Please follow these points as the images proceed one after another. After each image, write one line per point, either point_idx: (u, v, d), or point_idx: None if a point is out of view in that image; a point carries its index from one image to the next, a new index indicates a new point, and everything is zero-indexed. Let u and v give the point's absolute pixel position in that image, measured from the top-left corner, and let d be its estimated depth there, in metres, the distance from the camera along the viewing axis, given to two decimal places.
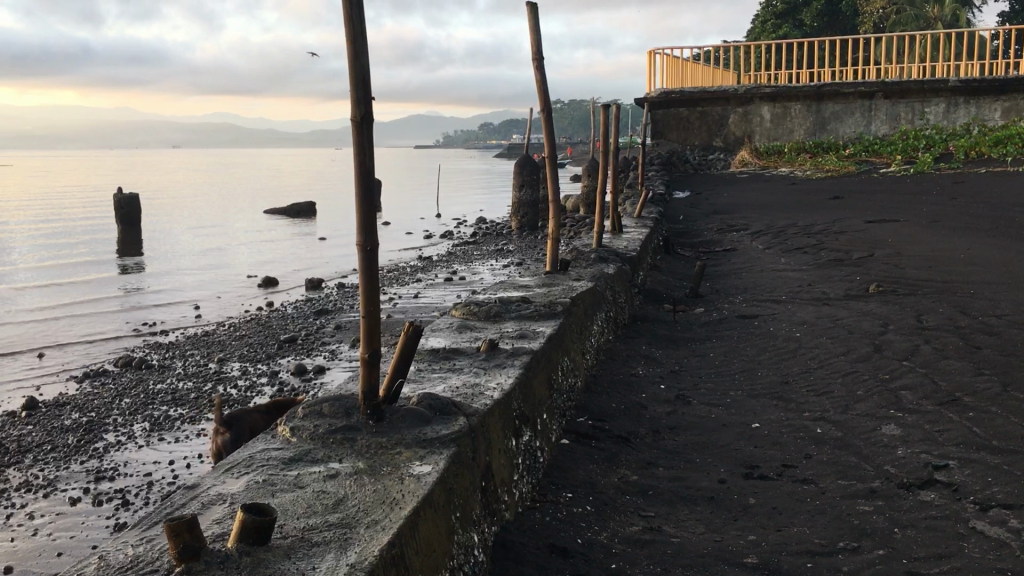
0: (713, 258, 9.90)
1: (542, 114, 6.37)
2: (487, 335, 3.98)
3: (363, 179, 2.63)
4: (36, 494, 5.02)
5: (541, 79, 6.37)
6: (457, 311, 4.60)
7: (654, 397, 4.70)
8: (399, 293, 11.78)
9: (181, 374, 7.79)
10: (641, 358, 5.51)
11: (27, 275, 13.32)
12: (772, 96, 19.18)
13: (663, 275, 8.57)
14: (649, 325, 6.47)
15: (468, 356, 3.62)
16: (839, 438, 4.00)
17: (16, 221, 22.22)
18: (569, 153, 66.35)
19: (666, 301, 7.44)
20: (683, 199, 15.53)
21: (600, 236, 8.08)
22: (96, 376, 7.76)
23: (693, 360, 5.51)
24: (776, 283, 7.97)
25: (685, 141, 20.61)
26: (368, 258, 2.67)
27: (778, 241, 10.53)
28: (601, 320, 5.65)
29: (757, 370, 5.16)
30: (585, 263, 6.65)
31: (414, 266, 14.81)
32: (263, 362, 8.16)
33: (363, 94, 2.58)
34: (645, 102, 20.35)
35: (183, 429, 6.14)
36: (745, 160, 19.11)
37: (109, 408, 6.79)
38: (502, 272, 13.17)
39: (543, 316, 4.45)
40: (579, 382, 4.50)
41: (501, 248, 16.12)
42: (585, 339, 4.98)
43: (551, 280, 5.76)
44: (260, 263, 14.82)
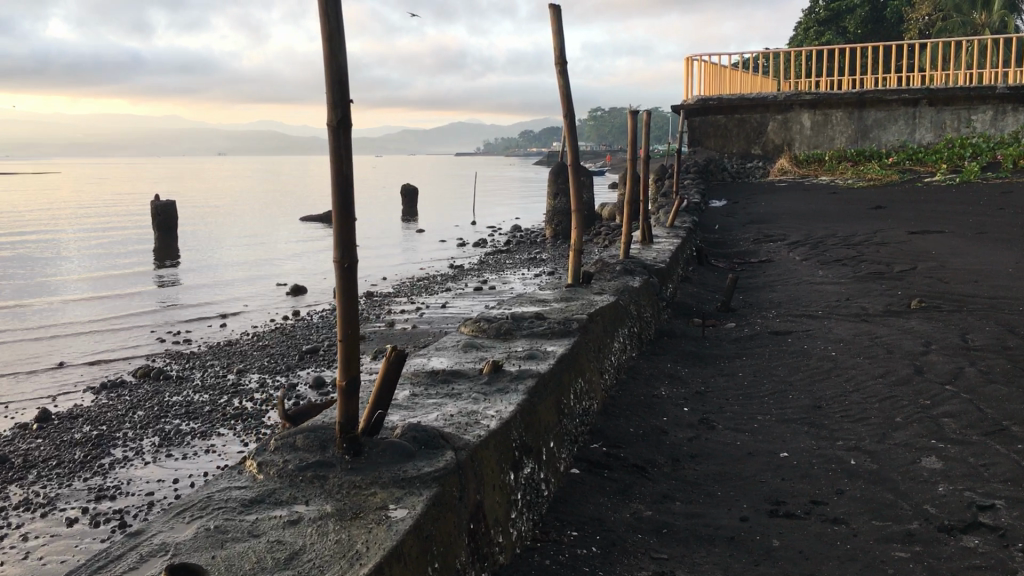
0: (748, 270, 9.55)
1: (565, 121, 6.12)
2: (493, 356, 3.74)
3: (340, 189, 2.38)
4: (34, 513, 4.85)
5: (564, 85, 6.12)
6: (466, 328, 4.35)
7: (676, 421, 4.40)
8: (426, 302, 11.59)
9: (198, 386, 7.62)
10: (665, 377, 5.22)
11: (60, 283, 13.35)
12: (812, 103, 18.72)
13: (694, 287, 8.26)
14: (676, 341, 6.17)
15: (469, 379, 3.36)
16: (874, 471, 3.69)
17: (56, 228, 22.46)
18: (609, 160, 65.91)
19: (696, 315, 7.12)
20: (720, 208, 15.18)
21: (628, 247, 7.79)
22: (113, 387, 7.62)
23: (720, 380, 5.21)
24: (812, 297, 7.62)
25: (723, 148, 20.22)
26: (346, 275, 2.43)
27: (816, 253, 10.15)
28: (624, 336, 5.36)
29: (788, 392, 4.85)
30: (610, 276, 6.37)
31: (445, 275, 14.61)
32: (283, 373, 7.98)
33: (339, 96, 2.34)
34: (682, 109, 20.00)
35: (191, 445, 5.95)
36: (784, 168, 18.84)
37: (121, 421, 6.61)
38: (533, 282, 12.91)
39: (556, 334, 4.18)
40: (595, 405, 4.22)
41: (534, 257, 15.88)
42: (604, 358, 4.70)
43: (570, 294, 5.50)
44: (291, 272, 14.74)
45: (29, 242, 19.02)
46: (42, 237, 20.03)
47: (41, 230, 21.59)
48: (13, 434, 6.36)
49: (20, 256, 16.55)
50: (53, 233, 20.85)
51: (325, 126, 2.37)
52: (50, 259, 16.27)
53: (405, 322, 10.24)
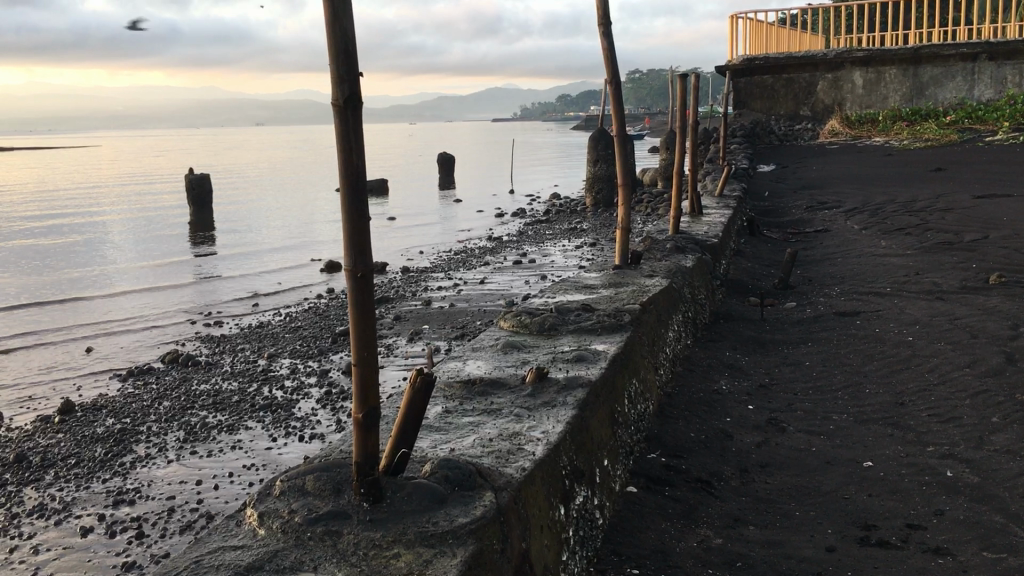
0: (803, 240, 9.04)
1: (609, 87, 5.63)
2: (535, 359, 3.32)
3: (349, 179, 1.95)
4: (48, 520, 4.56)
5: (609, 47, 5.61)
6: (504, 323, 3.92)
7: (740, 422, 3.94)
8: (464, 278, 11.20)
9: (228, 372, 7.32)
10: (724, 368, 4.76)
11: (99, 268, 13.28)
12: (865, 60, 17.87)
13: (747, 262, 7.77)
14: (734, 325, 5.69)
15: (510, 389, 2.94)
16: (976, 485, 3.21)
17: (98, 206, 22.56)
18: (648, 124, 64.53)
19: (753, 294, 6.62)
20: (769, 172, 14.57)
21: (677, 221, 7.27)
22: (142, 374, 7.35)
23: (785, 370, 4.74)
24: (879, 271, 7.06)
25: (770, 110, 19.32)
26: (361, 286, 2.01)
27: (876, 221, 9.53)
28: (678, 322, 4.91)
29: (865, 386, 4.36)
30: (660, 255, 5.88)
31: (483, 247, 14.22)
32: (315, 357, 7.66)
33: (346, 70, 1.91)
34: (728, 70, 19.27)
35: (217, 441, 5.62)
36: (835, 130, 18.10)
37: (145, 413, 6.33)
38: (574, 254, 12.45)
39: (607, 328, 3.75)
40: (650, 407, 3.79)
41: (574, 227, 15.42)
42: (658, 352, 4.25)
43: (618, 277, 5.06)
44: (328, 251, 14.51)
45: (70, 222, 19.10)
46: (82, 217, 20.07)
47: (84, 209, 21.70)
48: (34, 429, 6.10)
49: (61, 238, 16.58)
50: (95, 212, 20.94)
51: (330, 103, 1.94)
52: (88, 240, 16.23)
53: (442, 300, 9.86)
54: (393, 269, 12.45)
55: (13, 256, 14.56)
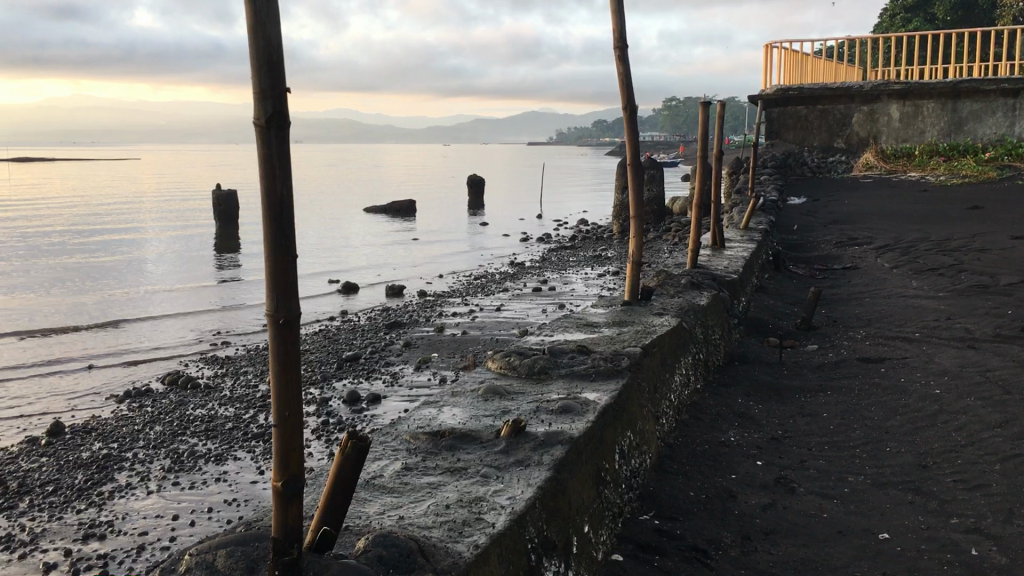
0: (830, 277, 8.71)
1: (624, 113, 5.36)
2: (517, 408, 3.03)
3: (272, 212, 1.69)
4: (12, 554, 4.33)
5: (624, 71, 5.35)
6: (493, 363, 3.65)
7: (747, 481, 3.62)
8: (481, 304, 10.95)
9: (226, 396, 7.09)
10: (734, 417, 4.44)
11: (120, 282, 13.24)
12: (901, 93, 17.38)
13: (770, 299, 7.45)
14: (749, 369, 5.36)
15: (481, 444, 2.66)
16: (1004, 567, 2.86)
17: (129, 220, 22.70)
18: (682, 151, 64.04)
19: (773, 335, 6.29)
20: (800, 205, 14.22)
21: (696, 254, 6.96)
22: (139, 396, 7.15)
23: (800, 422, 4.42)
24: (907, 315, 6.68)
25: (803, 142, 19.14)
26: (283, 335, 1.75)
27: (908, 259, 9.14)
28: (687, 366, 4.60)
29: (886, 443, 4.02)
30: (673, 291, 5.58)
31: (504, 273, 13.99)
32: (317, 385, 7.46)
33: (269, 85, 1.64)
34: (761, 99, 18.95)
35: (202, 472, 5.37)
36: (869, 164, 17.72)
37: (136, 438, 6.11)
38: (595, 283, 12.17)
39: (601, 374, 3.45)
40: (647, 462, 3.48)
41: (598, 254, 15.14)
42: (661, 401, 3.94)
43: (625, 315, 4.77)
44: (349, 272, 14.37)
45: (98, 235, 19.16)
46: (110, 230, 20.15)
47: (114, 223, 21.85)
48: (20, 451, 5.91)
49: (88, 251, 16.66)
50: (124, 226, 21.07)
51: (251, 122, 1.68)
52: (112, 255, 16.24)
53: (456, 327, 9.60)
54: (410, 292, 12.25)
55: (36, 267, 14.58)
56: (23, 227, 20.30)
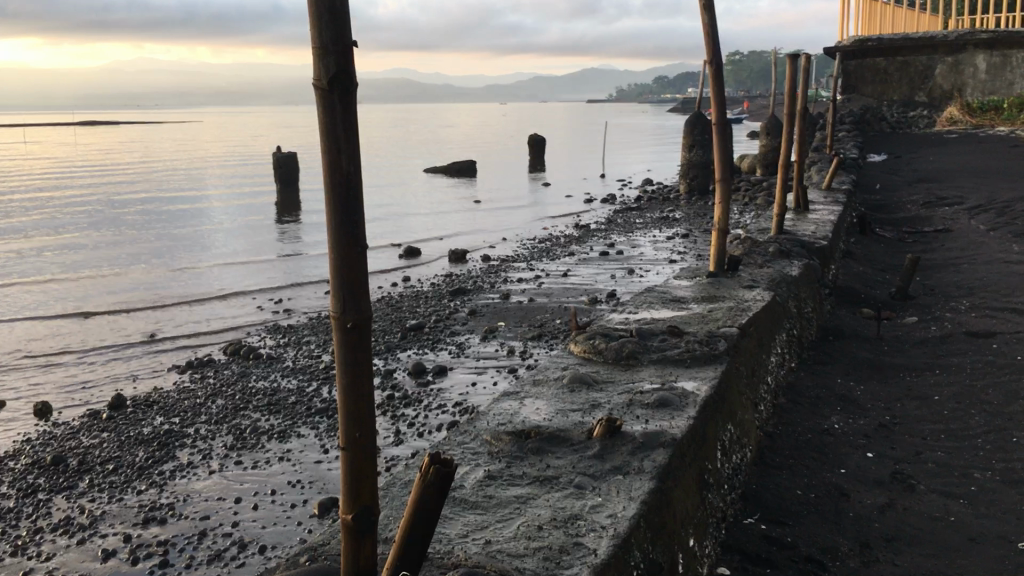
0: (922, 241, 8.17)
1: (709, 68, 4.94)
2: (608, 404, 2.71)
3: (336, 193, 1.40)
4: (72, 538, 4.19)
5: (709, 22, 4.92)
6: (575, 347, 3.33)
7: (858, 476, 3.26)
8: (547, 269, 10.63)
9: (289, 368, 6.95)
10: (834, 400, 4.06)
11: (186, 252, 13.25)
12: (988, 43, 16.25)
13: (859, 265, 6.98)
14: (846, 345, 4.95)
15: (572, 446, 2.35)
16: None
17: (195, 185, 22.88)
18: (744, 107, 62.61)
19: (867, 306, 5.84)
20: (880, 163, 13.55)
21: (782, 218, 6.52)
22: (201, 367, 7.10)
23: (908, 404, 4.01)
24: (1014, 281, 6.15)
25: (882, 95, 18.31)
26: (351, 341, 1.45)
27: (1006, 220, 8.51)
28: (782, 344, 4.23)
29: (1011, 433, 3.56)
30: (760, 260, 5.18)
31: (569, 235, 13.66)
32: (381, 356, 7.26)
33: (330, 35, 1.34)
34: (837, 51, 18.10)
35: (264, 451, 5.23)
36: (953, 118, 16.92)
37: (197, 412, 6.01)
38: (665, 246, 11.76)
39: (699, 359, 3.11)
40: (747, 457, 3.14)
41: (666, 216, 14.69)
42: (759, 387, 3.59)
43: (712, 289, 4.40)
44: (412, 237, 14.18)
45: (165, 202, 19.32)
46: (177, 196, 20.30)
47: (181, 189, 22.04)
48: (82, 424, 5.84)
49: (154, 219, 16.80)
50: (189, 192, 21.23)
51: (312, 84, 1.38)
52: (177, 223, 16.31)
53: (522, 294, 9.29)
54: (474, 258, 11.98)
55: (104, 237, 14.71)
56: (93, 194, 20.57)
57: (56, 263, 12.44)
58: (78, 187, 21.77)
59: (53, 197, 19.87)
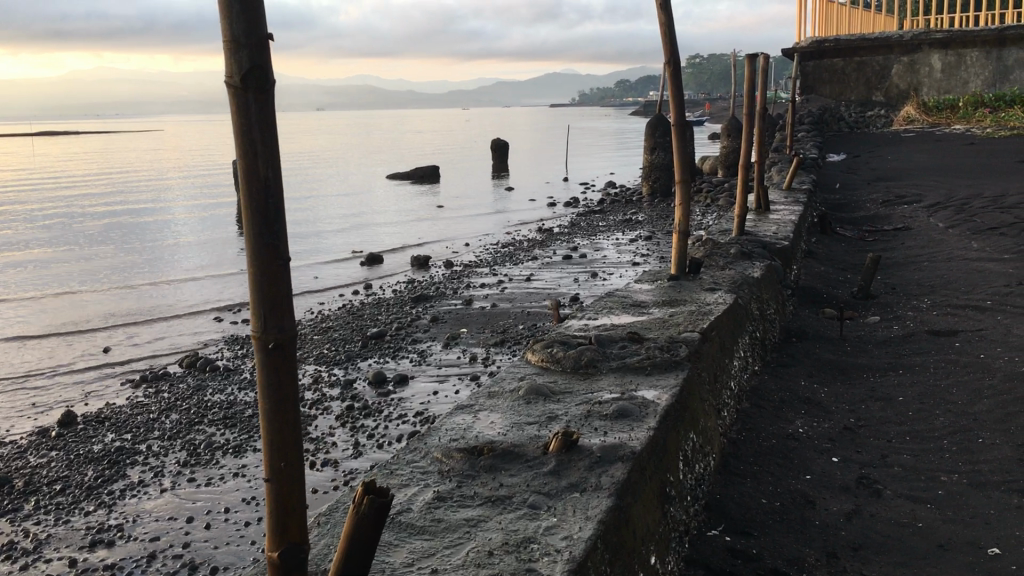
0: (882, 239, 8.18)
1: (667, 68, 4.87)
2: (565, 416, 2.60)
3: (253, 206, 1.27)
4: (14, 564, 4.01)
5: (666, 21, 4.84)
6: (532, 356, 3.23)
7: (824, 482, 3.18)
8: (510, 273, 10.54)
9: (246, 381, 6.78)
10: (799, 402, 4.00)
11: (144, 266, 13.04)
12: (943, 42, 16.55)
13: (820, 265, 6.95)
14: (809, 346, 4.91)
15: (527, 462, 2.24)
16: None
17: (154, 195, 22.56)
18: (706, 108, 63.09)
19: (829, 306, 5.81)
20: (839, 162, 13.62)
21: (743, 219, 6.47)
22: (156, 381, 6.90)
23: (872, 406, 3.96)
24: (975, 279, 6.14)
25: (840, 95, 18.47)
26: (274, 364, 1.32)
27: (964, 217, 8.55)
28: (745, 347, 4.15)
29: (977, 434, 3.51)
30: (722, 262, 5.12)
31: (532, 239, 13.59)
32: (341, 365, 7.11)
33: (245, 33, 1.21)
34: (795, 52, 18.21)
35: (218, 467, 5.06)
36: (910, 117, 16.92)
37: (150, 427, 5.83)
38: (628, 248, 11.72)
39: (660, 366, 3.02)
40: (710, 464, 3.05)
41: (629, 218, 14.66)
42: (722, 393, 3.50)
43: (674, 292, 4.33)
44: (373, 244, 14.03)
45: (122, 215, 19.01)
46: (135, 208, 19.99)
47: (140, 199, 21.72)
48: (29, 443, 5.64)
49: (113, 232, 16.53)
50: (149, 202, 20.95)
51: (225, 83, 1.25)
52: (135, 236, 16.05)
53: (485, 299, 9.18)
54: (435, 264, 11.87)
55: (59, 252, 14.43)
56: (50, 207, 20.25)
57: (10, 280, 12.17)
58: (36, 200, 21.42)
59: (9, 211, 19.51)
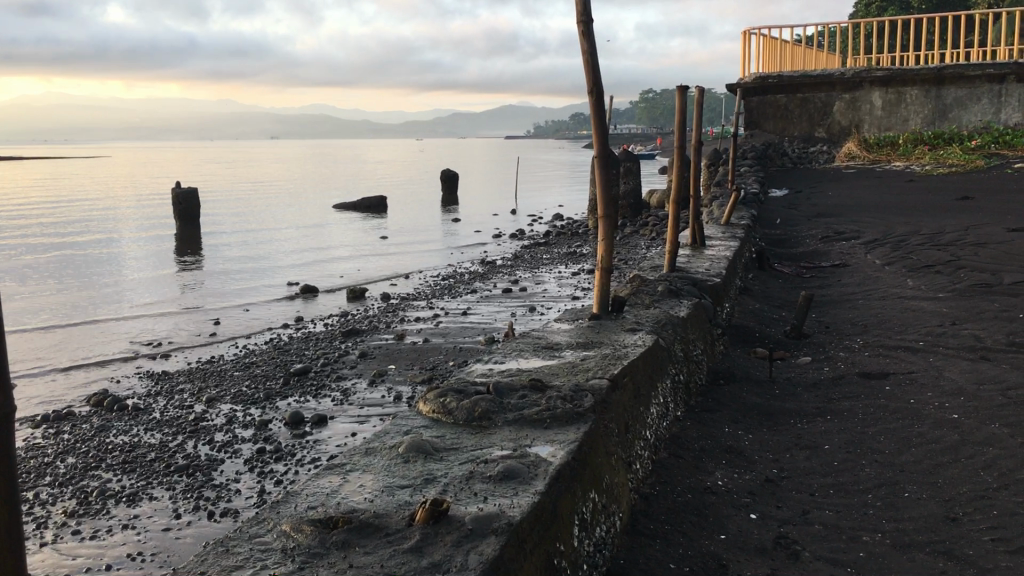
0: (819, 276, 8.08)
1: (590, 97, 4.67)
2: (443, 479, 2.32)
3: None
4: None
5: (588, 49, 4.65)
6: (423, 407, 2.96)
7: (740, 543, 2.94)
8: (446, 307, 10.26)
9: (154, 421, 6.40)
10: (720, 453, 3.76)
11: (67, 294, 12.51)
12: (884, 80, 16.80)
13: (755, 303, 6.79)
14: (735, 390, 4.70)
15: (387, 535, 1.98)
16: None
17: (89, 222, 21.89)
18: (659, 143, 63.66)
19: (760, 345, 5.63)
20: (781, 198, 13.64)
21: (674, 255, 6.29)
22: (58, 422, 6.47)
23: (796, 456, 3.74)
24: (909, 318, 6.01)
25: (783, 132, 18.56)
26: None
27: (900, 255, 8.49)
28: (664, 392, 3.93)
29: (904, 487, 3.32)
30: (648, 300, 4.91)
31: (473, 271, 13.32)
32: (258, 404, 6.74)
33: None
34: (739, 87, 18.27)
35: (107, 518, 4.69)
36: (851, 154, 17.01)
37: (42, 473, 5.43)
38: (568, 282, 11.53)
39: (559, 419, 2.77)
40: (614, 528, 2.80)
41: (573, 251, 14.51)
42: (633, 446, 3.26)
43: (592, 333, 4.09)
44: (310, 276, 13.69)
45: (52, 240, 18.37)
46: (66, 233, 19.33)
47: (74, 225, 21.05)
48: None
49: (44, 257, 15.97)
50: (85, 227, 20.37)
51: None
52: (62, 262, 15.45)
53: (417, 334, 8.88)
54: (370, 296, 11.53)
55: None
56: None
57: None
58: None
59: None
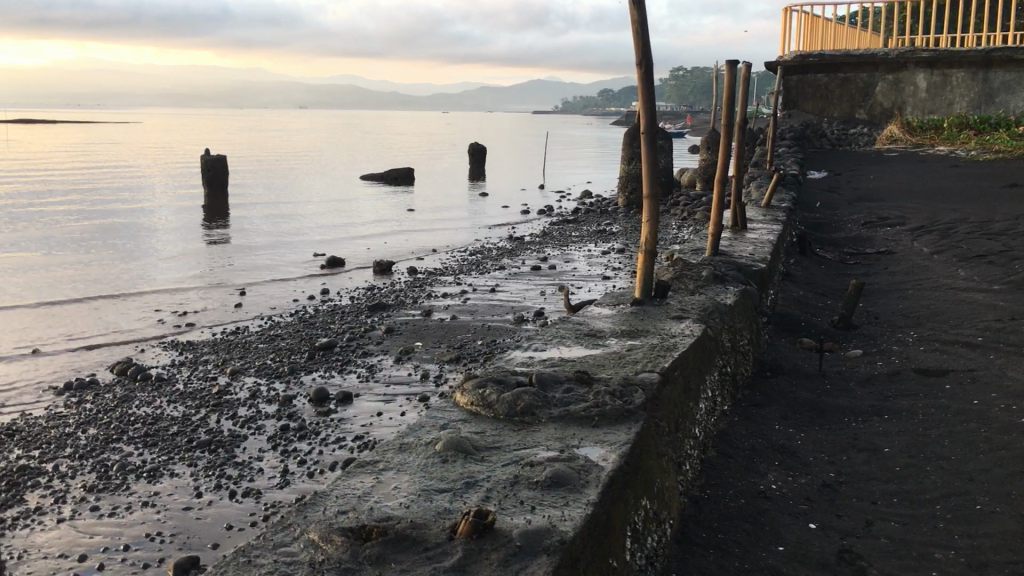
0: (863, 263, 7.77)
1: (638, 71, 4.40)
2: (485, 484, 2.10)
3: None
4: None
5: (638, 19, 4.36)
6: (460, 398, 2.74)
7: (800, 556, 2.71)
8: (474, 283, 10.04)
9: (177, 393, 6.24)
10: (772, 452, 3.53)
11: (93, 263, 12.42)
12: (929, 61, 16.29)
13: (798, 289, 6.52)
14: (783, 383, 4.45)
15: (425, 549, 1.77)
16: None
17: (118, 189, 21.84)
18: (689, 121, 63.01)
19: (807, 335, 5.36)
20: (820, 180, 13.30)
21: (717, 238, 6.01)
22: (81, 390, 6.33)
23: (853, 458, 3.50)
24: (963, 311, 5.72)
25: (823, 111, 17.99)
26: None
27: (948, 243, 8.17)
28: (712, 385, 3.68)
29: (975, 499, 3.07)
30: (692, 286, 4.66)
31: (502, 247, 13.09)
32: (282, 378, 6.57)
33: None
34: (778, 66, 17.81)
35: (127, 494, 4.53)
36: (893, 137, 16.66)
37: (62, 444, 5.28)
38: (599, 261, 11.27)
39: (607, 417, 2.54)
40: (663, 538, 2.57)
41: (603, 229, 14.22)
42: (683, 445, 3.02)
43: (635, 320, 3.85)
44: (338, 250, 13.52)
45: (81, 206, 18.32)
46: (94, 200, 19.27)
47: (103, 192, 21.01)
48: None
49: (73, 224, 15.95)
50: (114, 195, 20.31)
51: None
52: (89, 231, 15.38)
53: (444, 310, 8.67)
54: (397, 270, 11.33)
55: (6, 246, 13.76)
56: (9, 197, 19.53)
57: None
58: None
59: None
